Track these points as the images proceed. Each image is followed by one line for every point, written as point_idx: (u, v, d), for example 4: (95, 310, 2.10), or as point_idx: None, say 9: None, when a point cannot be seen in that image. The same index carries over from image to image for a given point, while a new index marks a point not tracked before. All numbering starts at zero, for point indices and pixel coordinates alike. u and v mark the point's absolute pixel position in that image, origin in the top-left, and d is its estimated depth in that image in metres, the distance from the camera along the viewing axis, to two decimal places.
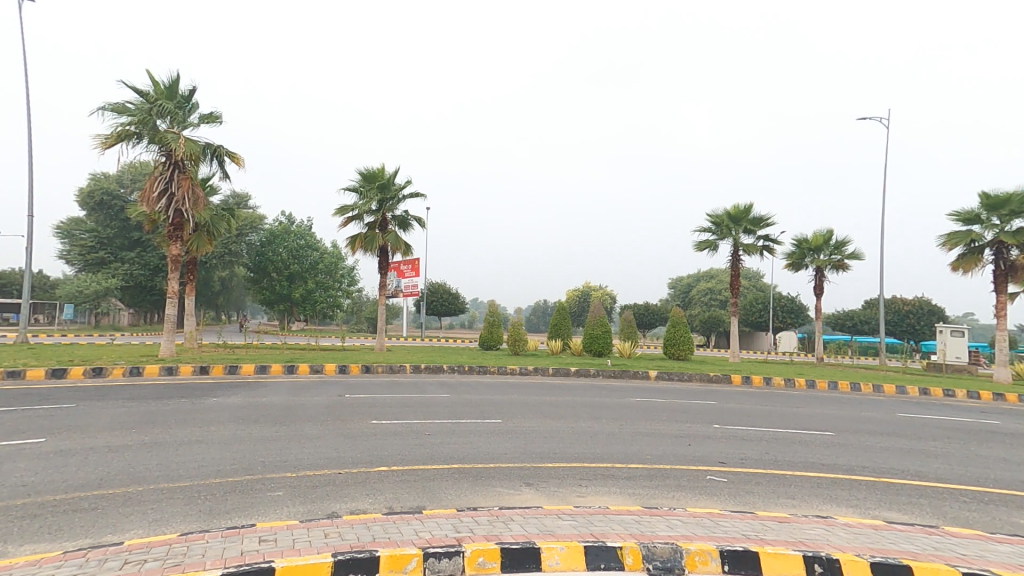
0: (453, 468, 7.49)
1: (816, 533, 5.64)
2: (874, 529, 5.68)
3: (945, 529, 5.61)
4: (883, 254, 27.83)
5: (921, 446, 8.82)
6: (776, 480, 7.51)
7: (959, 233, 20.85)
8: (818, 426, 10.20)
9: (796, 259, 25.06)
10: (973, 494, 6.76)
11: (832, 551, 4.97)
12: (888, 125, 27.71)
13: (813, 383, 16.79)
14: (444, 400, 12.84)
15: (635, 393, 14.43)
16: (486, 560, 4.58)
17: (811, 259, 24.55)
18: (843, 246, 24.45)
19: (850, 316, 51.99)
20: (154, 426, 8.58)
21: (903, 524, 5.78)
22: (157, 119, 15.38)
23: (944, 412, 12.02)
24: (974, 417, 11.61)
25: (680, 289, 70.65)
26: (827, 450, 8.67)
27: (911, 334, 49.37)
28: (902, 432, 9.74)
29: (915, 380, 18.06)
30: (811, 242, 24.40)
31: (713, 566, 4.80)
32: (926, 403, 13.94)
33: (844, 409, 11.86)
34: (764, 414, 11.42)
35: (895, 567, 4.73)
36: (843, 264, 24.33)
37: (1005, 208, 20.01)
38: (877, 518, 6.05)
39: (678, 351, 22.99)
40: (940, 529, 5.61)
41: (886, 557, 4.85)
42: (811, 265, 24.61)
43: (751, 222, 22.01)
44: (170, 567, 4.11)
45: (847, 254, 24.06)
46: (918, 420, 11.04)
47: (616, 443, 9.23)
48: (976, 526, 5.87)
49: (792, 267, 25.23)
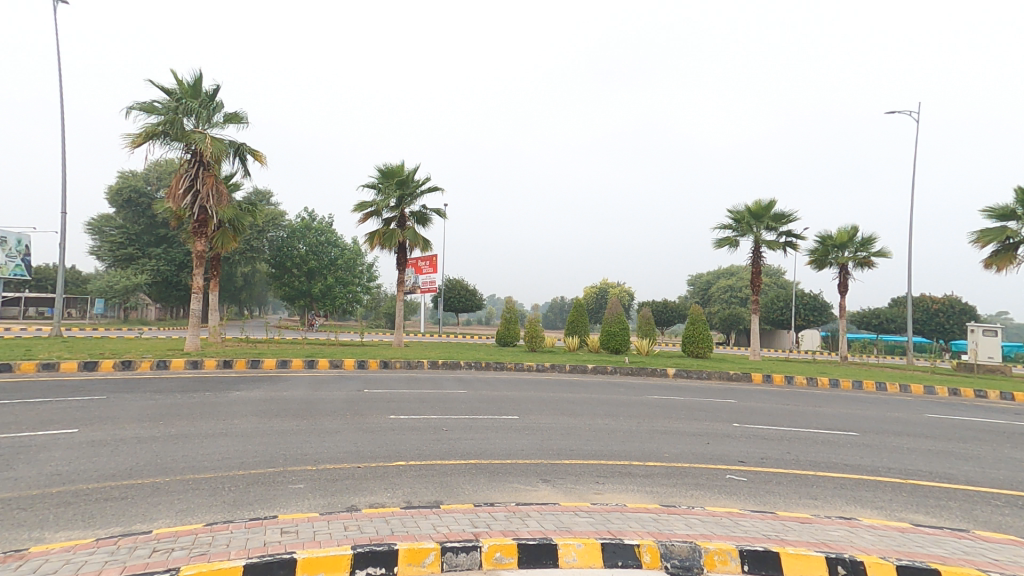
0: (470, 464, 7.53)
1: (839, 534, 5.56)
2: (900, 531, 5.57)
3: (976, 534, 5.47)
4: (912, 250, 27.13)
5: (951, 448, 8.60)
6: (797, 480, 7.41)
7: (992, 230, 20.26)
8: (842, 426, 10.03)
9: (820, 256, 24.61)
10: (1005, 498, 6.58)
11: (856, 553, 4.88)
12: (919, 117, 26.92)
13: (836, 382, 16.49)
14: (462, 396, 12.93)
15: (653, 391, 14.36)
16: (503, 555, 4.60)
17: (835, 256, 24.09)
18: (869, 243, 23.91)
19: (876, 313, 51.03)
20: (180, 419, 8.77)
21: (930, 527, 5.66)
22: (183, 118, 15.67)
23: (974, 414, 11.70)
24: (1006, 419, 11.31)
25: (699, 287, 69.84)
26: (849, 450, 8.52)
27: (940, 333, 48.27)
28: (930, 434, 9.51)
29: (943, 380, 17.65)
30: (835, 238, 23.93)
31: (732, 566, 4.76)
32: (955, 404, 13.62)
33: (869, 409, 11.65)
34: (784, 413, 11.27)
35: (922, 571, 4.64)
36: (868, 261, 23.83)
37: None
38: (903, 520, 5.92)
39: (696, 348, 22.76)
40: (970, 533, 5.48)
41: (912, 561, 4.76)
42: (835, 263, 24.15)
43: (774, 218, 21.65)
44: (195, 556, 4.20)
45: (873, 251, 23.54)
46: (946, 420, 10.79)
47: (633, 440, 9.19)
48: (1008, 530, 5.73)
49: (815, 264, 24.79)
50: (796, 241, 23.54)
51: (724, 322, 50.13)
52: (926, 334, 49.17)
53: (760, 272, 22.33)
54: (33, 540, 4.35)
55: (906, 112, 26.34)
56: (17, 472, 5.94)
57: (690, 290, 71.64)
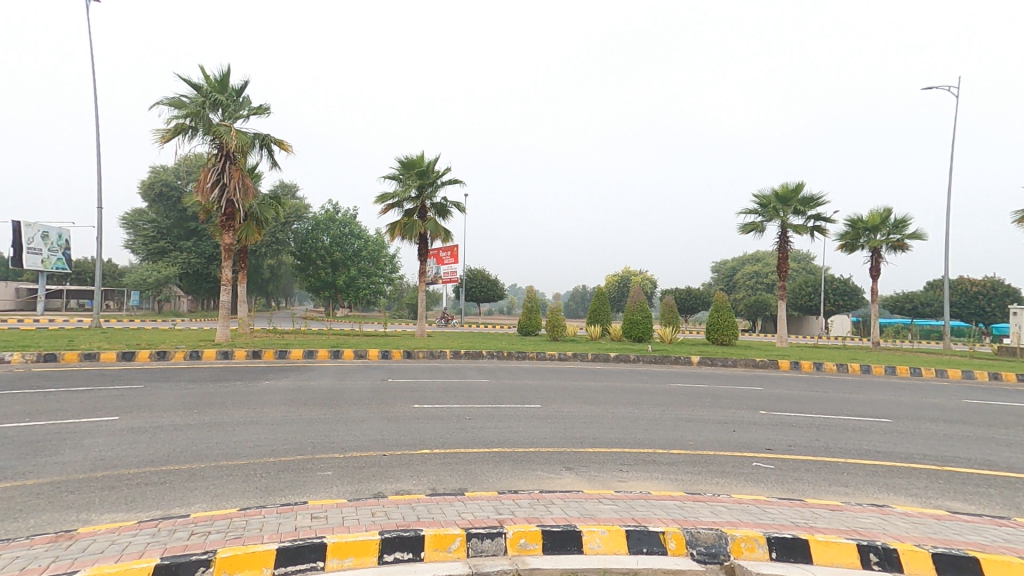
0: (493, 452, 7.59)
1: (871, 521, 5.46)
2: (935, 518, 5.45)
3: (1016, 521, 5.33)
4: (948, 232, 26.21)
5: (989, 434, 8.35)
6: (826, 467, 7.30)
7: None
8: (873, 413, 9.82)
9: (851, 240, 23.97)
10: None
11: (889, 541, 4.80)
12: (959, 92, 25.75)
13: (868, 368, 16.13)
14: (485, 385, 13.03)
15: (676, 379, 14.26)
16: (528, 541, 4.63)
17: (866, 239, 23.47)
18: (903, 224, 23.19)
19: (910, 298, 49.66)
20: (212, 407, 9.03)
21: (966, 515, 5.51)
22: (209, 111, 15.89)
23: (1015, 399, 11.32)
24: None
25: (724, 273, 68.67)
26: (881, 437, 8.35)
27: (979, 316, 46.68)
28: (968, 420, 9.25)
29: (980, 365, 17.09)
30: (867, 221, 23.27)
31: (760, 553, 4.71)
32: (995, 389, 13.22)
33: (903, 396, 11.38)
34: (814, 400, 11.07)
35: (957, 558, 4.54)
36: (902, 244, 23.13)
37: None
38: (938, 508, 5.80)
39: (721, 336, 22.47)
40: (1009, 521, 5.34)
41: (949, 548, 4.65)
42: (867, 246, 23.53)
43: (802, 201, 21.15)
44: (231, 540, 4.33)
45: (906, 233, 22.84)
46: (985, 406, 10.47)
47: (658, 428, 9.15)
48: None
49: (846, 248, 24.15)
50: (826, 224, 22.99)
51: (749, 309, 49.47)
52: (964, 319, 47.65)
53: (787, 257, 21.83)
54: (81, 521, 4.54)
55: (943, 88, 25.39)
56: (63, 457, 6.20)
57: (714, 276, 70.55)
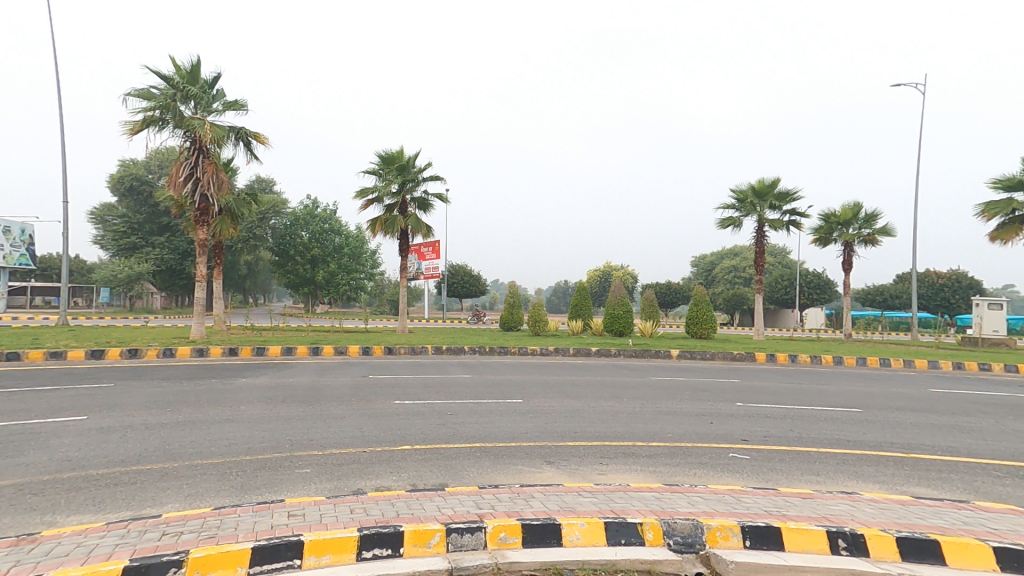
0: (474, 447, 7.60)
1: (840, 509, 5.60)
2: (899, 504, 5.61)
3: (974, 504, 5.52)
4: (915, 226, 26.90)
5: (955, 422, 8.60)
6: (799, 457, 7.46)
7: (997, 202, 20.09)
8: (844, 403, 10.07)
9: (824, 234, 24.44)
10: (1004, 469, 6.62)
11: (856, 527, 4.93)
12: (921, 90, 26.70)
13: (840, 359, 16.51)
14: (467, 380, 13.05)
15: (657, 373, 14.44)
16: (508, 535, 4.66)
17: (839, 233, 23.96)
18: (873, 219, 23.71)
19: (880, 291, 50.77)
20: (186, 405, 8.87)
21: (931, 500, 5.68)
22: (181, 103, 15.56)
23: (981, 388, 11.69)
24: (1007, 391, 11.40)
25: (703, 267, 69.46)
26: (853, 426, 8.57)
27: (945, 308, 48.00)
28: (936, 408, 9.52)
29: (947, 356, 17.62)
30: (839, 216, 23.75)
31: (734, 542, 4.80)
32: (960, 378, 13.66)
33: (874, 386, 11.68)
34: (790, 392, 11.28)
35: (919, 541, 4.69)
36: (873, 238, 23.65)
37: None
38: (903, 493, 5.97)
39: (700, 330, 22.75)
40: (968, 504, 5.53)
41: (911, 532, 4.81)
42: (839, 240, 24.01)
43: (778, 196, 21.47)
44: (204, 539, 4.28)
45: (876, 228, 23.36)
46: (951, 394, 10.81)
47: (638, 422, 9.24)
48: (1006, 500, 5.79)
49: (819, 243, 24.60)
50: (800, 219, 23.40)
51: (728, 302, 50.19)
52: (931, 311, 48.96)
53: (764, 252, 22.15)
54: (46, 524, 4.44)
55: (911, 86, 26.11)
56: (26, 459, 6.04)
57: (693, 271, 71.28)
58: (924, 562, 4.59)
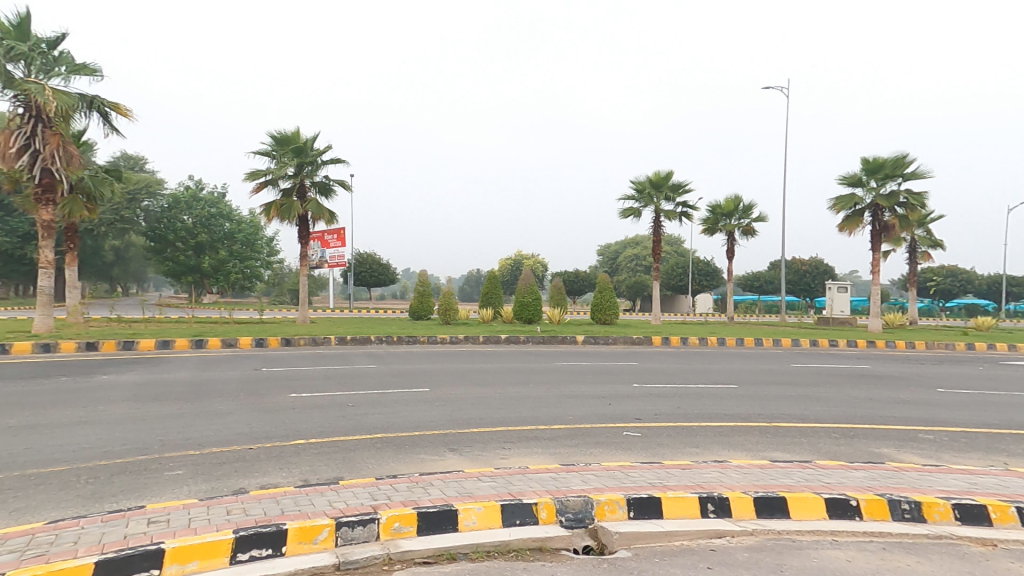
0: (376, 439, 7.31)
1: (712, 476, 6.04)
2: (761, 468, 6.14)
3: (816, 463, 6.22)
4: (785, 219, 29.57)
5: (813, 392, 9.58)
6: (683, 431, 7.96)
7: (842, 197, 22.63)
8: (724, 380, 10.89)
9: (711, 225, 26.28)
10: (834, 431, 7.65)
11: (724, 491, 5.33)
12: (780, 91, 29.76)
13: (724, 340, 17.84)
14: (373, 370, 12.63)
15: (561, 357, 14.81)
16: (402, 525, 4.51)
17: (724, 224, 25.84)
18: (751, 211, 25.77)
19: (755, 277, 55.39)
20: (24, 409, 7.78)
21: (785, 462, 6.29)
22: (10, 62, 13.58)
23: (836, 361, 13.19)
24: (851, 363, 13.04)
25: (608, 256, 72.46)
26: (733, 401, 9.25)
27: (807, 292, 53.71)
28: (801, 381, 10.56)
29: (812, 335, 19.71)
30: (723, 208, 25.57)
31: (620, 514, 4.98)
32: (818, 354, 15.35)
33: (751, 363, 12.76)
34: (681, 372, 12.00)
35: (773, 500, 5.20)
36: (751, 228, 25.73)
37: (881, 172, 21.70)
38: (764, 458, 6.54)
39: (604, 316, 23.65)
40: (811, 463, 6.21)
41: (767, 492, 5.30)
42: (724, 230, 25.92)
43: (672, 188, 22.68)
44: (33, 558, 3.75)
45: (755, 219, 25.41)
46: (811, 368, 12.07)
47: (540, 405, 9.40)
48: (837, 458, 6.69)
49: (707, 232, 26.40)
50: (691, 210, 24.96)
51: (630, 289, 52.73)
52: (796, 294, 54.63)
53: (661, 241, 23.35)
54: None
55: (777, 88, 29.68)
56: None
57: (598, 259, 73.98)
58: (775, 518, 5.09)
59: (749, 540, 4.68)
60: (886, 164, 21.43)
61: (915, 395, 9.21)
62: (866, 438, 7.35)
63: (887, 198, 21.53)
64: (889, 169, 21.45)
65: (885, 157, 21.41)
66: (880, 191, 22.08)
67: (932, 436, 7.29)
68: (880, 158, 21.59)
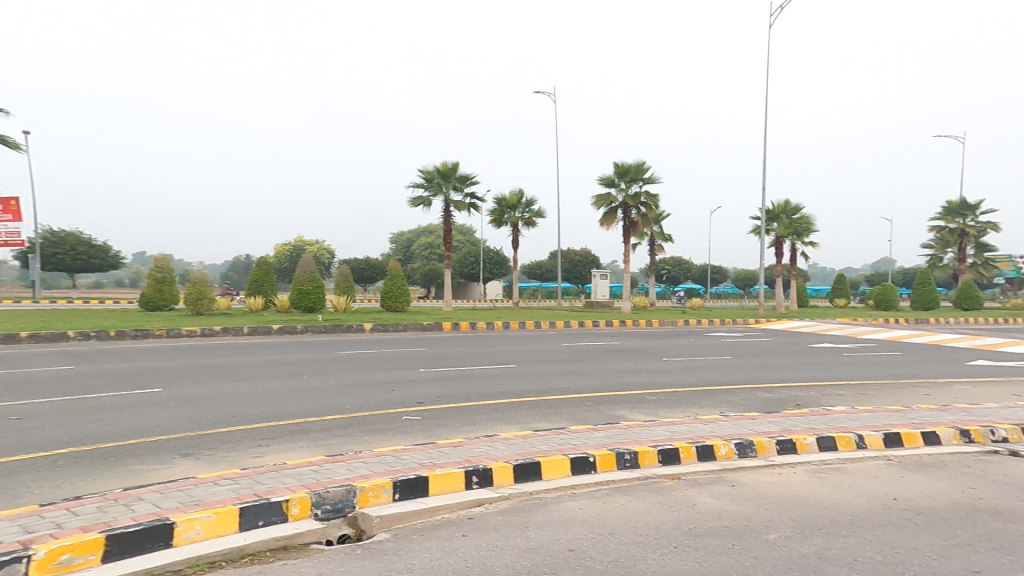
0: (107, 447, 6.97)
1: (480, 450, 6.73)
2: (524, 438, 6.98)
3: (570, 429, 7.21)
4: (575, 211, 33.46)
5: (575, 367, 11.13)
6: (461, 411, 8.74)
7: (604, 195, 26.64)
8: (505, 360, 12.12)
9: (497, 217, 28.08)
10: (591, 400, 8.79)
11: (488, 463, 5.60)
12: (549, 99, 34.63)
13: (510, 324, 19.48)
14: (69, 373, 11.34)
15: (346, 346, 15.20)
16: (75, 555, 3.75)
17: (508, 216, 27.81)
18: (531, 205, 28.20)
19: (541, 266, 61.39)
20: None
21: (545, 430, 7.26)
22: None
23: (598, 339, 15.53)
24: (608, 339, 15.37)
25: (400, 244, 72.92)
26: (508, 379, 10.38)
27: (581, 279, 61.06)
28: (567, 358, 12.21)
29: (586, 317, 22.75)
30: (508, 201, 27.59)
31: (385, 498, 4.89)
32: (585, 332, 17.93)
33: (528, 343, 14.43)
34: (462, 355, 13.01)
35: (530, 466, 5.60)
36: (531, 221, 28.11)
37: (627, 176, 26.26)
38: (528, 429, 7.47)
39: (394, 304, 24.13)
40: (566, 429, 7.19)
41: (525, 459, 5.71)
42: (508, 222, 27.88)
43: (462, 180, 23.78)
44: None
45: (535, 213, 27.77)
46: (576, 346, 13.98)
47: (316, 397, 9.63)
48: (589, 421, 7.74)
49: (494, 224, 28.16)
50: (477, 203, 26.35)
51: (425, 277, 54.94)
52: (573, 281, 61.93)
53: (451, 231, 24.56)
54: None
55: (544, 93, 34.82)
56: None
57: (393, 246, 74.04)
58: (530, 482, 5.51)
59: (504, 504, 4.94)
60: (631, 168, 26.03)
61: (650, 364, 11.26)
62: (600, 403, 8.60)
63: (633, 198, 26.09)
64: (632, 172, 26.03)
65: (630, 163, 26.01)
66: (628, 192, 26.61)
67: (655, 396, 8.83)
68: (626, 164, 26.12)
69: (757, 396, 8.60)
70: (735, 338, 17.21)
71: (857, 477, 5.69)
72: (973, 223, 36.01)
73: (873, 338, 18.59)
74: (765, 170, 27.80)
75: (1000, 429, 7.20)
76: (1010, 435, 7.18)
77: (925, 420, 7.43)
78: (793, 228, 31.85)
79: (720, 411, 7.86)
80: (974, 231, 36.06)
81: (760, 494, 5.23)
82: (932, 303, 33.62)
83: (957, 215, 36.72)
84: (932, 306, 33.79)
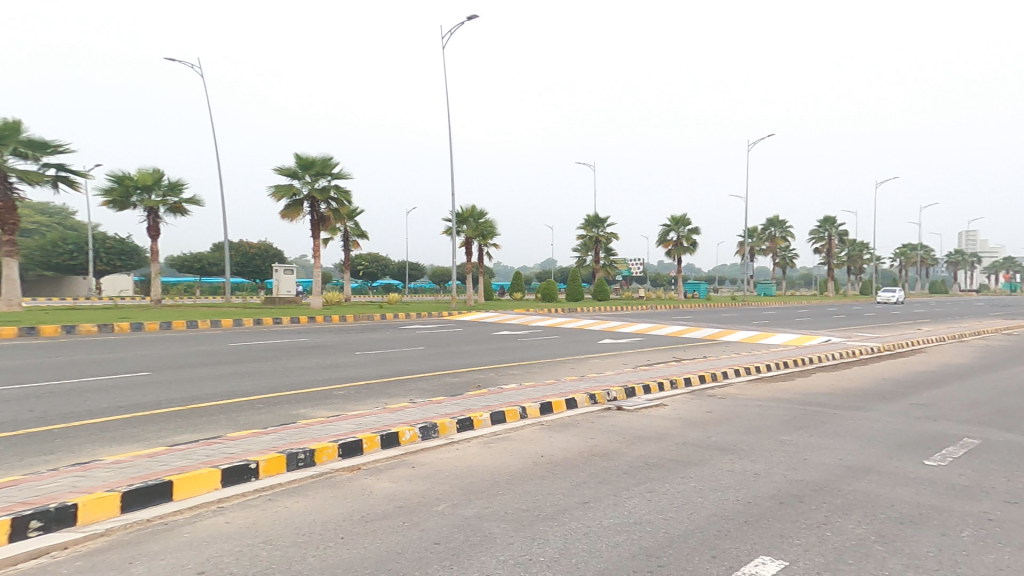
0: None
1: (62, 483, 4.80)
2: (151, 457, 5.60)
3: (225, 437, 6.35)
4: (223, 195, 30.76)
5: (242, 368, 10.37)
6: (35, 437, 6.26)
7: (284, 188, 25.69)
8: (143, 367, 10.49)
9: (121, 197, 25.33)
10: (261, 402, 8.12)
11: (73, 497, 4.42)
12: (188, 66, 29.80)
13: (140, 326, 17.67)
14: None
15: None
16: None
17: (137, 197, 25.39)
18: (173, 188, 26.20)
19: (196, 258, 60.45)
20: None
21: (186, 443, 6.06)
22: None
23: (262, 338, 15.15)
24: (283, 338, 15.25)
25: None
26: (146, 390, 8.71)
27: (257, 274, 60.93)
28: (234, 359, 11.42)
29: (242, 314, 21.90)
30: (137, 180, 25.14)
31: None
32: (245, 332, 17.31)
33: (168, 348, 13.19)
34: (78, 364, 10.86)
35: (152, 488, 4.71)
36: (176, 207, 25.98)
37: (313, 169, 25.67)
38: (160, 445, 6.05)
39: None
40: (220, 438, 6.28)
41: (145, 482, 4.75)
42: (138, 205, 25.45)
43: (27, 143, 20.15)
44: None
45: (178, 198, 25.84)
46: (242, 346, 13.33)
47: None
48: (253, 425, 7.01)
49: (115, 206, 25.35)
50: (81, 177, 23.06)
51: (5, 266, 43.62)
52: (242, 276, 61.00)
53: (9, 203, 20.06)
54: None
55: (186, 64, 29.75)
56: None
57: None
58: (147, 506, 4.62)
59: (93, 543, 4.00)
60: (317, 163, 25.52)
61: (345, 359, 11.22)
62: (302, 404, 8.03)
63: (321, 192, 25.62)
64: (320, 168, 25.68)
65: (315, 157, 25.48)
66: (315, 186, 26.02)
67: (344, 391, 8.77)
68: (312, 157, 25.56)
69: (445, 381, 9.44)
70: (425, 328, 19.02)
71: (515, 442, 6.76)
72: (602, 233, 46.86)
73: (536, 324, 22.60)
74: (450, 176, 30.40)
75: (613, 391, 9.60)
76: (619, 395, 9.64)
77: (568, 388, 9.35)
78: (478, 231, 36.08)
79: (408, 398, 8.34)
80: (604, 239, 46.90)
81: (434, 470, 5.70)
82: (579, 296, 42.61)
83: (593, 226, 46.91)
84: (578, 297, 42.85)
